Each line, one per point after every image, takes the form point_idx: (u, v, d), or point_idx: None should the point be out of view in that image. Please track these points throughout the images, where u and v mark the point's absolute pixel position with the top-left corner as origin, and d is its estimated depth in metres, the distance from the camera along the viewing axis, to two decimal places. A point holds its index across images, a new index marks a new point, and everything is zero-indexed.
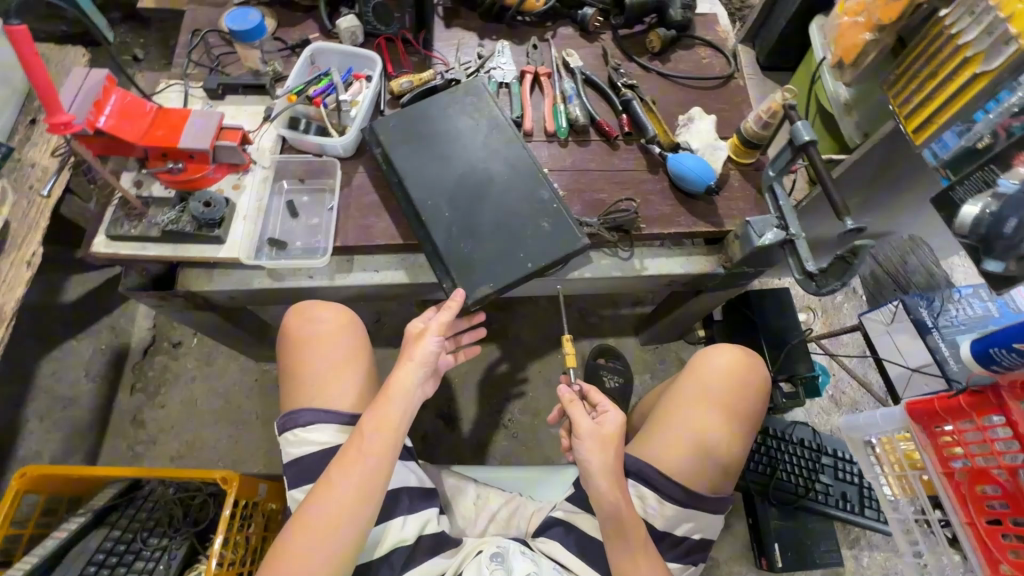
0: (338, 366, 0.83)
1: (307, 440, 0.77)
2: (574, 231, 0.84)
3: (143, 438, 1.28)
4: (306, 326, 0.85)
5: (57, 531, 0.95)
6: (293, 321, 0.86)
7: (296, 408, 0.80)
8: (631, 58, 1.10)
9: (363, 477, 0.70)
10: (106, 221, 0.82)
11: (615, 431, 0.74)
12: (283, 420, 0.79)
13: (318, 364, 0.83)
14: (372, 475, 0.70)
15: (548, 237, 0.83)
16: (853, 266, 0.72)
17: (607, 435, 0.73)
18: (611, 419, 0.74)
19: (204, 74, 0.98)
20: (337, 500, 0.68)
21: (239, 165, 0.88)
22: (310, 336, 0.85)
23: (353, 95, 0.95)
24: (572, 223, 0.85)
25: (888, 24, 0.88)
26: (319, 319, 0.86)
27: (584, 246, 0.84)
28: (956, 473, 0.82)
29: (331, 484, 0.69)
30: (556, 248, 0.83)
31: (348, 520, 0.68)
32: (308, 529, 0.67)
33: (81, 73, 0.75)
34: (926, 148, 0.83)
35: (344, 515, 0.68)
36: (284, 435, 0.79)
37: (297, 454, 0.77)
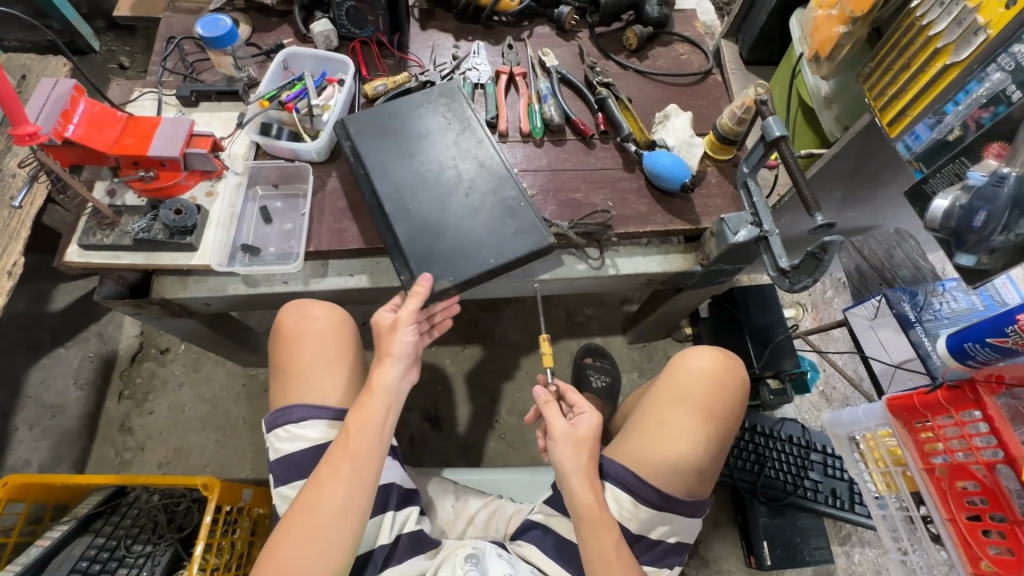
0: (329, 360, 0.81)
1: (301, 436, 0.76)
2: (541, 230, 0.83)
3: (132, 445, 1.28)
4: (300, 323, 0.84)
5: (41, 540, 0.95)
6: (286, 318, 0.84)
7: (287, 403, 0.79)
8: (608, 56, 1.09)
9: (349, 481, 0.67)
10: (79, 230, 0.82)
11: (589, 432, 0.74)
12: (274, 416, 0.78)
13: (308, 359, 0.81)
14: (358, 478, 0.68)
15: (517, 236, 0.82)
16: (824, 262, 0.71)
17: (580, 437, 0.73)
18: (585, 420, 0.74)
19: (179, 81, 0.98)
20: (322, 505, 0.66)
21: (212, 172, 0.88)
22: (305, 333, 0.83)
23: (325, 99, 0.95)
24: (539, 222, 0.84)
25: (861, 16, 0.87)
26: (315, 317, 0.84)
27: (550, 245, 0.83)
28: (936, 469, 0.81)
29: (316, 491, 0.67)
30: (520, 246, 0.82)
31: (337, 526, 0.66)
32: (294, 538, 0.65)
33: (47, 84, 0.76)
34: (900, 141, 0.83)
35: (331, 520, 0.66)
36: (273, 431, 0.77)
37: (288, 450, 0.76)
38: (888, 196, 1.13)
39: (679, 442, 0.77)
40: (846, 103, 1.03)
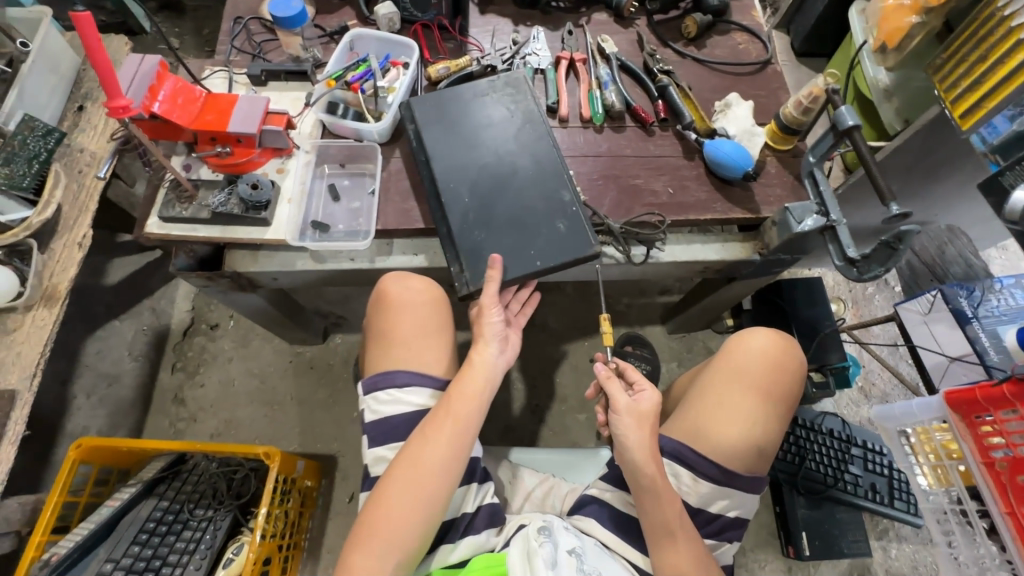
0: (430, 332, 0.84)
1: (404, 400, 0.79)
2: (586, 236, 0.83)
3: (184, 416, 1.33)
4: (397, 292, 0.86)
5: (110, 500, 0.99)
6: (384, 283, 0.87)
7: (388, 368, 0.81)
8: (667, 44, 1.09)
9: (452, 439, 0.72)
10: (158, 203, 0.85)
11: (651, 409, 0.74)
12: (376, 378, 0.80)
13: (410, 330, 0.83)
14: (460, 438, 0.73)
15: (563, 240, 0.83)
16: (898, 252, 0.71)
17: (644, 412, 0.74)
18: (647, 396, 0.75)
19: (247, 60, 1.00)
20: (428, 459, 0.70)
21: (283, 149, 0.89)
22: (401, 302, 0.85)
23: (390, 82, 0.97)
24: (586, 225, 0.84)
25: (935, 7, 0.87)
26: (411, 288, 0.86)
27: (596, 252, 0.83)
28: (996, 462, 0.81)
29: (422, 446, 0.71)
30: (567, 250, 0.82)
31: (441, 478, 0.70)
32: (403, 488, 0.69)
33: (135, 60, 0.79)
34: (973, 134, 0.82)
35: (436, 473, 0.70)
36: (373, 393, 0.80)
37: (388, 413, 0.79)
38: (947, 189, 1.11)
39: (736, 420, 0.79)
40: (907, 97, 1.02)
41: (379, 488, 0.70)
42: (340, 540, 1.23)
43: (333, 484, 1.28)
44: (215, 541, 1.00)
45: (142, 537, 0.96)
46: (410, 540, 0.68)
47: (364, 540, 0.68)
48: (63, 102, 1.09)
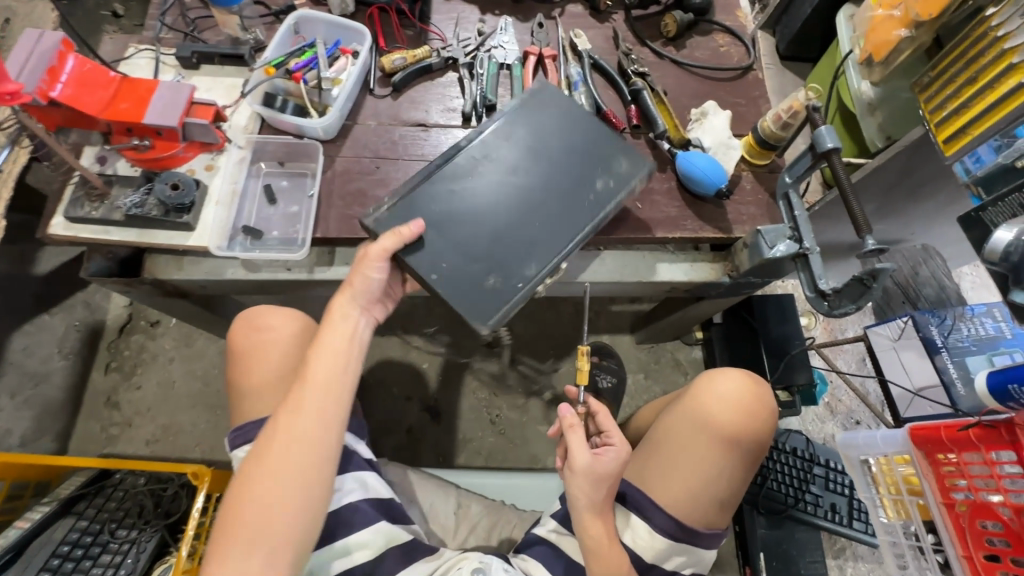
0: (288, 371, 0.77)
1: None
2: (491, 316, 0.72)
3: (119, 420, 1.24)
4: (253, 335, 0.79)
5: (21, 520, 0.91)
6: (241, 330, 0.80)
7: (242, 422, 0.75)
8: (644, 42, 1.01)
9: (324, 404, 0.66)
10: (64, 201, 0.75)
11: (613, 468, 0.68)
12: (233, 437, 0.73)
13: (265, 373, 0.76)
14: (334, 398, 0.67)
15: (492, 300, 0.72)
16: (871, 290, 0.67)
17: (601, 475, 0.67)
18: (611, 455, 0.68)
19: (179, 39, 0.90)
20: (300, 430, 0.65)
21: (213, 144, 0.81)
22: (257, 345, 0.78)
23: (337, 72, 0.87)
24: (513, 300, 0.72)
25: (927, 21, 0.81)
26: (270, 326, 0.79)
27: (483, 326, 0.72)
28: (956, 504, 0.78)
29: (293, 416, 0.65)
30: (467, 297, 0.72)
31: (319, 447, 0.65)
32: (276, 462, 0.64)
33: (33, 35, 0.69)
34: (956, 162, 0.77)
35: (312, 444, 0.65)
36: (235, 453, 0.73)
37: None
38: (923, 211, 1.08)
39: (698, 471, 0.75)
40: (890, 112, 0.98)
41: (244, 474, 0.64)
42: None
43: None
44: (137, 565, 0.92)
45: (54, 562, 0.88)
46: (296, 522, 0.63)
47: (234, 531, 0.62)
48: None
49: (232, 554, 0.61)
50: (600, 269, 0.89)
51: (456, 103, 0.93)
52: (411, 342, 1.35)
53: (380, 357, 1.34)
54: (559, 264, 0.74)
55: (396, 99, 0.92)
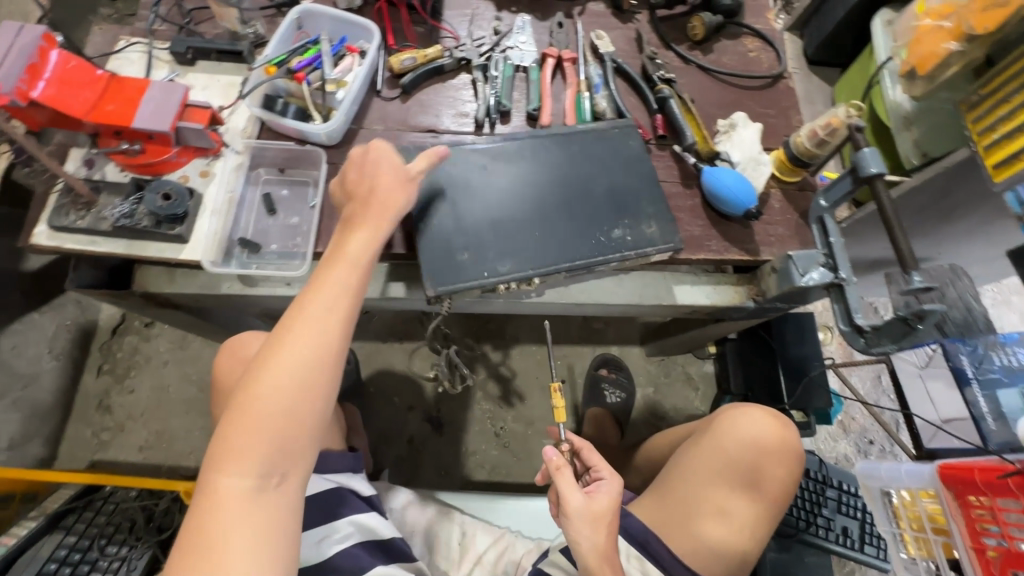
0: None
1: None
2: (442, 282, 0.73)
3: (110, 425, 1.20)
4: (237, 366, 0.75)
5: (6, 537, 0.87)
6: (231, 358, 0.76)
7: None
8: (669, 46, 0.95)
9: (333, 311, 0.61)
10: (48, 208, 0.70)
11: (607, 506, 0.64)
12: None
13: None
14: (341, 305, 0.61)
15: (456, 272, 0.73)
16: (916, 332, 0.63)
17: (600, 513, 0.63)
18: (604, 491, 0.65)
19: (173, 32, 0.84)
20: (308, 341, 0.59)
21: (208, 149, 0.75)
22: (239, 378, 0.74)
23: (342, 72, 0.81)
24: (472, 280, 0.73)
25: (982, 35, 0.74)
26: (253, 354, 0.75)
27: (431, 289, 0.73)
28: (987, 551, 0.75)
29: (299, 326, 0.59)
30: (436, 257, 0.74)
31: (327, 357, 0.59)
32: (281, 379, 0.57)
33: (13, 29, 0.63)
34: (1008, 191, 0.72)
35: (322, 355, 0.59)
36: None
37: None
38: (954, 232, 1.03)
39: (717, 519, 0.73)
40: (927, 128, 0.94)
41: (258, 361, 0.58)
42: None
43: None
44: None
45: None
46: (305, 442, 0.57)
47: (234, 457, 0.54)
48: None
49: (234, 479, 0.54)
50: (614, 294, 0.82)
51: (468, 107, 0.87)
52: (414, 349, 1.31)
53: (382, 364, 1.30)
54: (533, 277, 0.75)
55: (405, 102, 0.86)
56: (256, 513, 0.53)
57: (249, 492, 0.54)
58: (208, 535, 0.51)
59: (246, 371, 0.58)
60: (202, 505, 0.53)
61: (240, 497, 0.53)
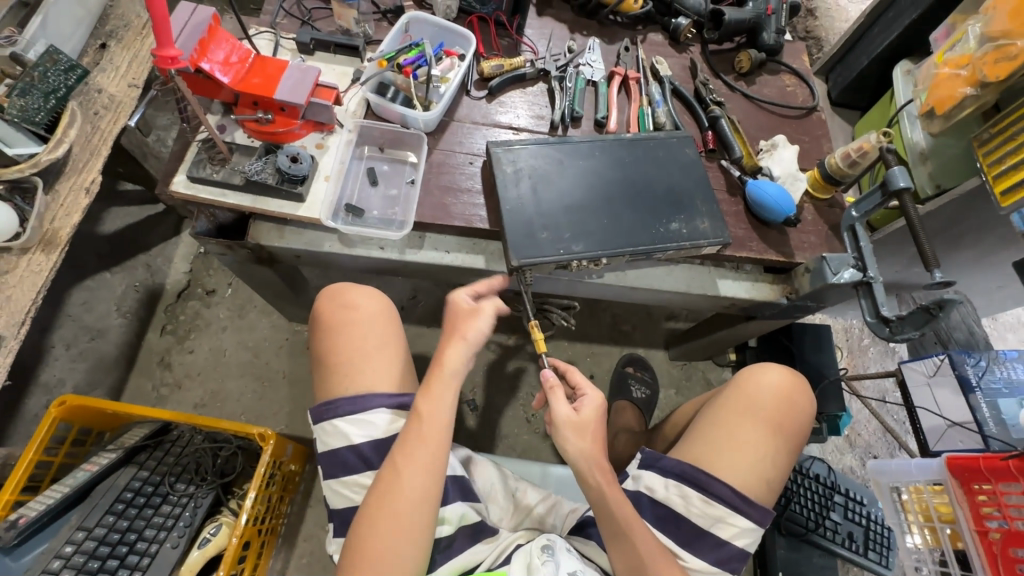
0: (369, 352, 0.81)
1: (348, 431, 0.76)
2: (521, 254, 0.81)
3: (169, 381, 1.28)
4: (341, 312, 0.84)
5: (88, 463, 0.93)
6: (328, 304, 0.85)
7: (331, 398, 0.79)
8: (718, 75, 1.09)
9: (442, 411, 0.73)
10: (188, 161, 0.81)
11: (592, 416, 0.73)
12: (320, 409, 0.78)
13: (353, 350, 0.81)
14: (453, 394, 0.74)
15: (536, 248, 0.82)
16: (937, 318, 0.72)
17: (584, 423, 0.72)
18: (587, 404, 0.74)
19: (295, 25, 0.97)
20: (423, 435, 0.71)
21: (325, 124, 0.86)
22: (345, 322, 0.83)
23: (443, 70, 0.93)
24: (549, 256, 0.82)
25: (993, 82, 0.89)
26: (356, 304, 0.85)
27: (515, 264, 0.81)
28: (990, 532, 0.83)
29: (416, 426, 0.71)
30: (519, 233, 0.83)
31: (439, 451, 0.71)
32: (407, 471, 0.69)
33: (189, 9, 0.76)
34: (1014, 213, 0.86)
35: (433, 451, 0.71)
36: (319, 426, 0.78)
37: (336, 446, 0.76)
38: (962, 259, 1.15)
39: (748, 450, 0.80)
40: (941, 163, 1.02)
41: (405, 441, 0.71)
42: (319, 529, 1.20)
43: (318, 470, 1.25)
44: (193, 520, 0.95)
45: (118, 507, 0.91)
46: (423, 522, 0.68)
47: (371, 534, 0.67)
48: (85, 36, 0.98)
49: (372, 549, 0.66)
50: (664, 282, 0.93)
51: (544, 111, 0.99)
52: None
53: (424, 347, 1.38)
54: (602, 257, 0.84)
55: (489, 102, 0.98)
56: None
57: (384, 559, 0.66)
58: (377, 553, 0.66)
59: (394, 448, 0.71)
60: (352, 562, 0.66)
61: (377, 562, 0.65)
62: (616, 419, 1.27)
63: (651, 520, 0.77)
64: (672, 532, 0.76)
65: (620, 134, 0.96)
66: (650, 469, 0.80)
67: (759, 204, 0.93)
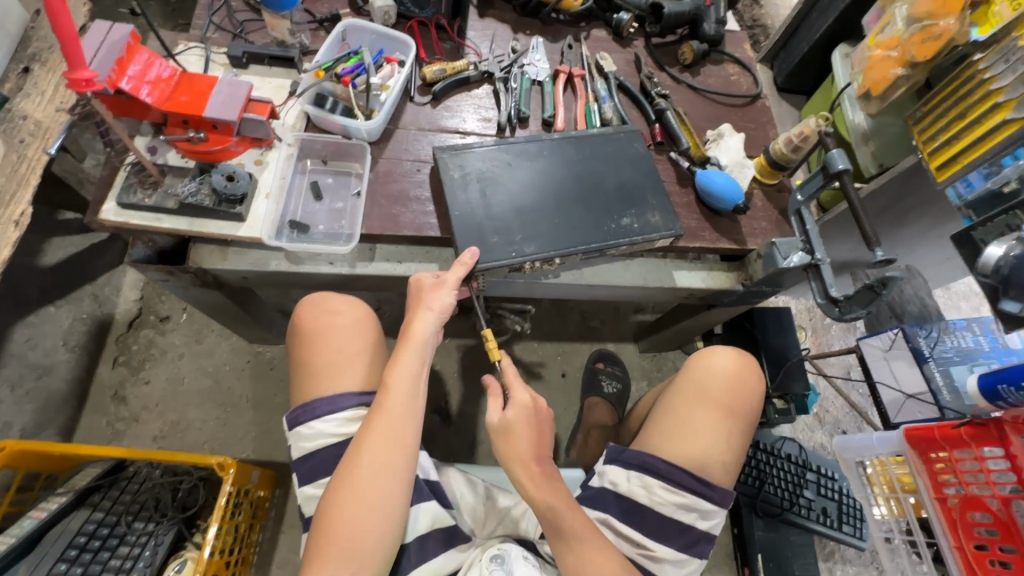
0: (352, 356, 0.80)
1: (326, 432, 0.75)
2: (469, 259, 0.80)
3: (125, 415, 1.23)
4: (323, 318, 0.83)
5: (35, 511, 0.89)
6: (310, 311, 0.84)
7: (310, 399, 0.77)
8: (663, 68, 1.09)
9: (410, 382, 0.72)
10: (117, 187, 0.77)
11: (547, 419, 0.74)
12: (296, 413, 0.76)
13: (336, 354, 0.80)
14: (418, 375, 0.73)
15: (488, 252, 0.81)
16: (881, 297, 0.74)
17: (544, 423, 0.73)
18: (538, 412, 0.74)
19: (227, 39, 0.94)
20: (391, 407, 0.70)
21: (263, 140, 0.84)
22: (327, 327, 0.82)
23: (383, 78, 0.91)
24: (501, 259, 0.81)
25: (922, 62, 0.92)
26: (339, 311, 0.84)
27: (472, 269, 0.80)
28: (949, 499, 0.85)
29: (383, 400, 0.70)
30: (470, 237, 0.82)
31: (407, 424, 0.70)
32: (375, 443, 0.68)
33: (104, 27, 0.71)
34: (949, 187, 0.89)
35: (402, 425, 0.70)
36: (296, 429, 0.76)
37: (314, 448, 0.75)
38: (908, 234, 1.18)
39: (703, 435, 0.80)
40: (883, 142, 1.07)
41: (369, 428, 0.69)
42: (293, 554, 1.16)
43: (288, 494, 1.21)
44: (154, 559, 0.91)
45: (71, 553, 0.87)
46: (395, 495, 0.67)
47: (338, 510, 0.65)
48: (5, 61, 0.91)
49: (341, 525, 0.64)
50: (620, 278, 0.93)
51: (491, 113, 0.98)
52: None
53: None
54: (555, 257, 0.83)
55: (435, 107, 0.96)
56: (358, 554, 0.64)
57: (354, 533, 0.64)
58: (338, 538, 0.64)
59: (355, 439, 0.69)
60: (321, 541, 0.64)
61: (347, 539, 0.64)
62: (588, 416, 1.27)
63: (617, 514, 0.76)
64: (637, 524, 0.75)
65: (567, 133, 0.95)
66: (614, 463, 0.79)
67: (716, 189, 0.92)
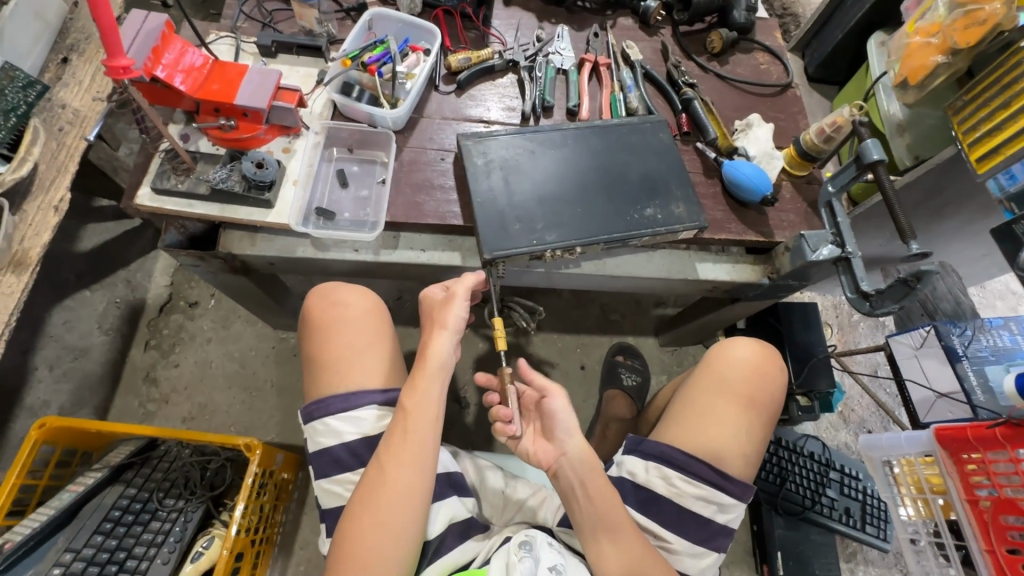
0: (362, 349, 0.81)
1: (339, 430, 0.76)
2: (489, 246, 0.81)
3: (156, 397, 1.27)
4: (330, 309, 0.84)
5: (73, 485, 0.93)
6: (321, 305, 0.85)
7: (322, 396, 0.79)
8: (690, 56, 1.07)
9: (429, 405, 0.72)
10: (152, 173, 0.80)
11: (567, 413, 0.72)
12: (310, 409, 0.78)
13: (345, 348, 0.81)
14: (436, 400, 0.73)
15: (510, 240, 0.81)
16: (913, 291, 0.72)
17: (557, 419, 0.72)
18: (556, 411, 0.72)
19: (256, 29, 0.95)
20: (411, 431, 0.70)
21: (291, 128, 0.85)
22: (337, 320, 0.83)
23: (409, 67, 0.91)
24: (523, 249, 0.81)
25: (964, 49, 0.89)
26: (348, 303, 0.85)
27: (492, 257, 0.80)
28: (980, 501, 0.83)
29: (402, 423, 0.71)
30: (493, 225, 0.82)
31: (427, 444, 0.71)
32: (395, 468, 0.69)
33: (139, 17, 0.73)
34: (990, 179, 0.86)
35: (422, 447, 0.70)
36: (311, 424, 0.77)
37: (329, 444, 0.76)
38: (943, 228, 1.14)
39: (722, 427, 0.80)
40: (919, 133, 1.03)
41: (389, 451, 0.70)
42: (315, 535, 1.19)
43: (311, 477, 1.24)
44: (184, 534, 0.95)
45: (106, 526, 0.91)
46: (413, 517, 0.68)
47: (361, 531, 0.67)
48: (46, 51, 0.94)
49: (361, 550, 0.66)
50: (643, 269, 0.92)
51: (515, 102, 0.97)
52: None
53: (411, 347, 1.37)
54: (576, 246, 0.83)
55: (459, 96, 0.96)
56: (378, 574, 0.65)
57: (373, 555, 0.65)
58: (360, 561, 0.65)
59: (375, 462, 0.70)
60: (343, 562, 0.66)
61: (368, 561, 0.65)
62: (607, 408, 1.27)
63: (634, 504, 0.76)
64: (655, 514, 0.75)
65: (592, 122, 0.95)
66: (633, 453, 0.79)
67: (745, 180, 0.90)
